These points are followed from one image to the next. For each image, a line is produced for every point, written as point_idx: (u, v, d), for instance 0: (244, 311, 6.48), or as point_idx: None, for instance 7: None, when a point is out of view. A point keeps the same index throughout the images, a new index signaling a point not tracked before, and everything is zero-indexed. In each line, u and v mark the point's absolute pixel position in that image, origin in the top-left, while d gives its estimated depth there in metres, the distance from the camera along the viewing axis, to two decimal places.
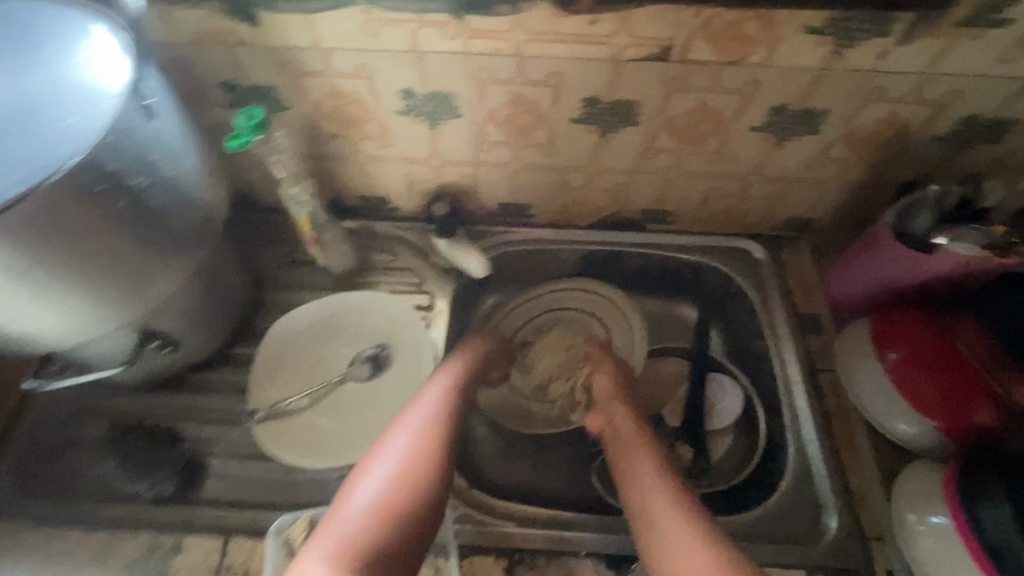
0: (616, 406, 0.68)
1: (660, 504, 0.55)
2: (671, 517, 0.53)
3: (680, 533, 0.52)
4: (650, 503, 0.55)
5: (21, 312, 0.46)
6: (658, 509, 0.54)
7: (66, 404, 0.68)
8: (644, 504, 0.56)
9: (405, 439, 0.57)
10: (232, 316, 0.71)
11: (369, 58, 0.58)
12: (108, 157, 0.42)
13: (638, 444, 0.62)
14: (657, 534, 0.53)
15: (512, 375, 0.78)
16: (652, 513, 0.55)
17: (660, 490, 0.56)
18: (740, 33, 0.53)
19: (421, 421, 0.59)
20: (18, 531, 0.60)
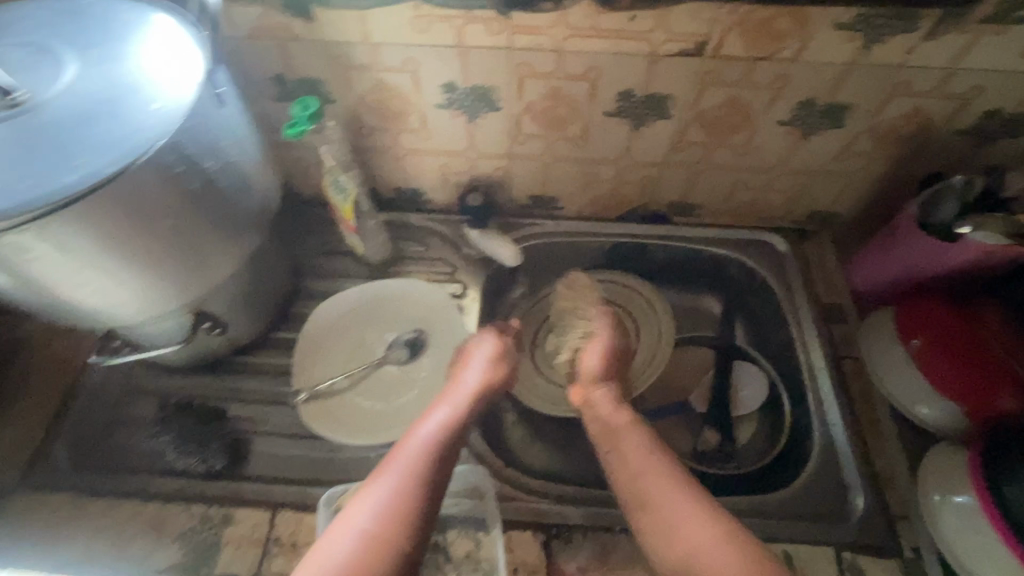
0: (604, 385, 0.68)
1: (654, 487, 0.57)
2: (666, 502, 0.56)
3: (682, 516, 0.55)
4: (645, 486, 0.58)
5: (105, 288, 0.48)
6: (656, 492, 0.57)
7: (117, 384, 0.71)
8: (639, 487, 0.58)
9: (389, 482, 0.55)
10: (274, 301, 0.74)
11: (415, 52, 0.61)
12: (187, 140, 0.45)
13: (624, 427, 0.63)
14: (657, 514, 0.56)
15: (540, 361, 0.81)
16: (649, 495, 0.57)
17: (653, 474, 0.58)
18: (773, 29, 0.56)
19: (406, 461, 0.56)
20: (77, 502, 0.63)
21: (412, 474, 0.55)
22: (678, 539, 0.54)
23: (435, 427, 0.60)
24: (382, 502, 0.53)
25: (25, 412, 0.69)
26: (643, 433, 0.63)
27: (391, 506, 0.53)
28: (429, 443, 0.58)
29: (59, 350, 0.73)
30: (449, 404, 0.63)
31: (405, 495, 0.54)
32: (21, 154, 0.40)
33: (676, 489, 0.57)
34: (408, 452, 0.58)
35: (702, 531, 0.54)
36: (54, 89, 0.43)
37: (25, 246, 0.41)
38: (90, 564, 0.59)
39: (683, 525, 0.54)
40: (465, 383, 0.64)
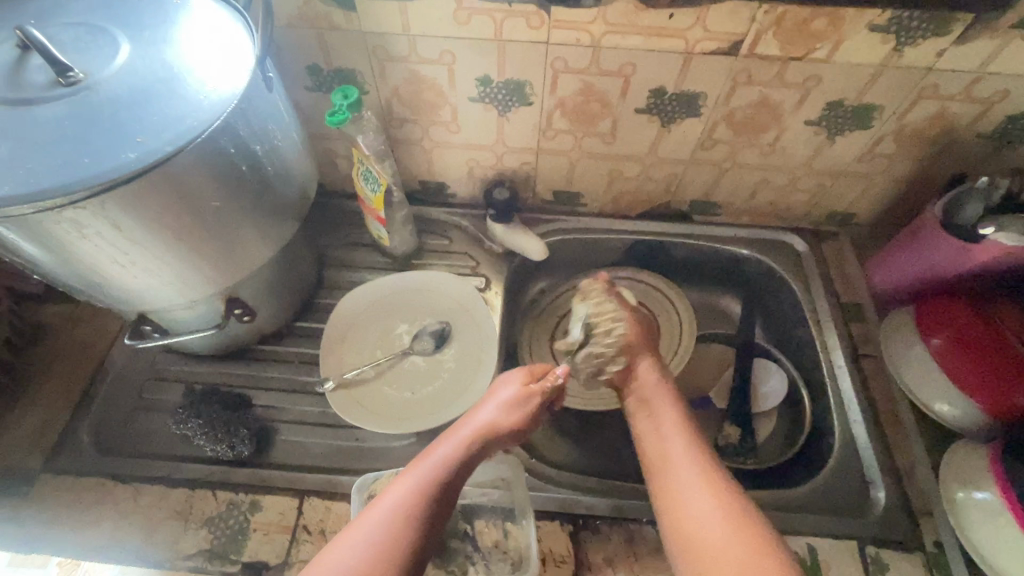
0: (647, 356, 0.66)
1: (673, 455, 0.56)
2: (684, 470, 0.55)
3: (692, 488, 0.53)
4: (665, 451, 0.57)
5: (151, 270, 0.48)
6: (674, 461, 0.56)
7: (143, 370, 0.72)
8: (659, 450, 0.58)
9: (385, 515, 0.50)
10: (301, 291, 0.75)
11: (453, 45, 0.62)
12: (241, 123, 0.46)
13: (659, 390, 0.63)
14: (671, 482, 0.55)
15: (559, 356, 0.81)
16: (667, 460, 0.56)
17: (674, 440, 0.57)
18: (809, 30, 0.57)
19: (417, 483, 0.53)
20: (104, 486, 0.63)
21: (410, 510, 0.51)
22: (684, 508, 0.53)
23: (442, 460, 0.55)
24: (374, 538, 0.49)
25: (52, 396, 0.70)
26: (674, 401, 0.62)
27: (384, 544, 0.49)
28: (433, 477, 0.54)
29: (86, 337, 0.74)
30: (458, 436, 0.58)
31: (400, 531, 0.50)
32: (79, 131, 0.40)
33: (691, 460, 0.55)
34: (409, 482, 0.53)
35: (707, 506, 0.52)
36: (110, 68, 0.43)
37: (82, 222, 0.41)
38: (116, 548, 0.59)
39: (690, 496, 0.53)
40: (481, 416, 0.59)
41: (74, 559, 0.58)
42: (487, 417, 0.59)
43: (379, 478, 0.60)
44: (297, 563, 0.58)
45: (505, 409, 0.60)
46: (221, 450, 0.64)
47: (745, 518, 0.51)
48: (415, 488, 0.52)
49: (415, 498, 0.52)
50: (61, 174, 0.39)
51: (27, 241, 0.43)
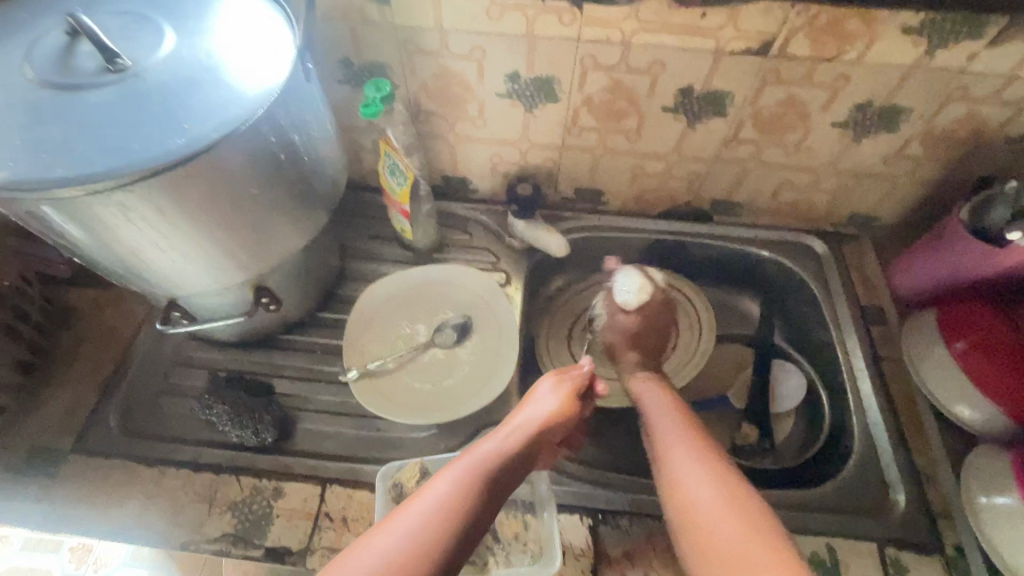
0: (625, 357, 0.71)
1: (665, 448, 0.58)
2: (682, 457, 0.56)
3: (692, 473, 0.54)
4: (660, 445, 0.58)
5: (188, 255, 0.49)
6: (669, 452, 0.57)
7: (168, 356, 0.73)
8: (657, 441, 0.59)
9: (423, 508, 0.48)
10: (324, 281, 0.75)
11: (484, 40, 0.63)
12: (282, 112, 0.47)
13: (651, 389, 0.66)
14: (668, 471, 0.55)
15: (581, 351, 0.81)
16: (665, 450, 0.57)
17: (670, 432, 0.59)
18: (842, 30, 0.57)
19: (469, 470, 0.52)
20: (131, 469, 0.64)
21: (452, 507, 0.49)
22: (684, 495, 0.53)
23: (488, 459, 0.53)
24: (410, 531, 0.47)
25: (80, 380, 0.71)
26: (670, 397, 0.64)
27: (426, 533, 0.47)
28: (476, 475, 0.52)
29: (112, 322, 0.75)
30: (504, 439, 0.56)
31: (441, 528, 0.47)
32: (127, 115, 0.41)
33: (687, 449, 0.56)
34: (450, 478, 0.51)
35: (704, 489, 0.53)
36: (156, 56, 0.44)
37: (128, 206, 0.42)
38: (142, 530, 0.60)
39: (688, 481, 0.54)
40: (525, 419, 0.58)
41: (87, 545, 0.58)
42: (530, 421, 0.58)
43: (402, 468, 0.61)
44: (320, 550, 0.59)
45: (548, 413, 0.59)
46: (246, 436, 0.65)
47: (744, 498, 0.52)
48: (457, 484, 0.50)
49: (458, 494, 0.50)
50: (111, 158, 0.40)
51: (72, 224, 0.44)
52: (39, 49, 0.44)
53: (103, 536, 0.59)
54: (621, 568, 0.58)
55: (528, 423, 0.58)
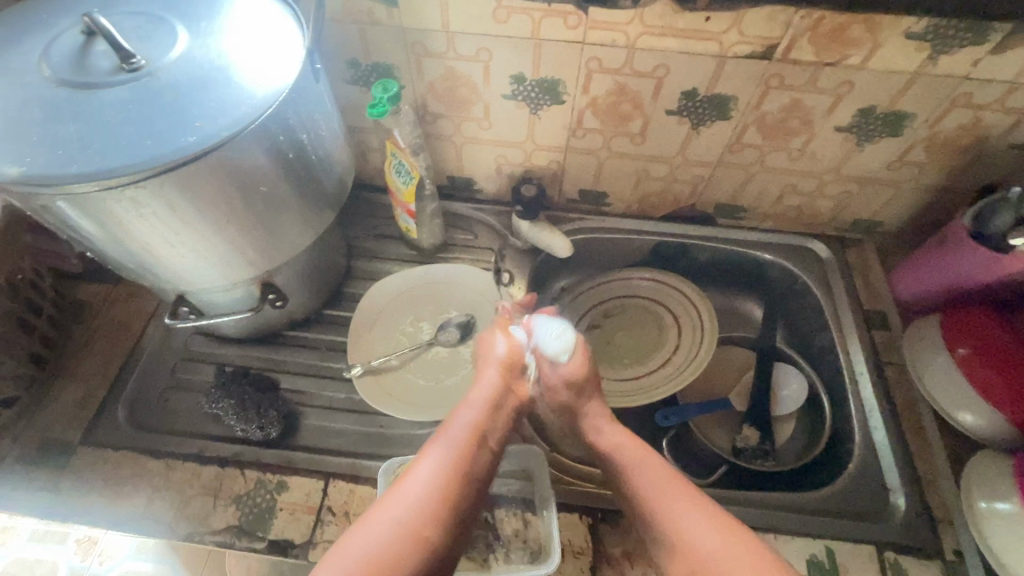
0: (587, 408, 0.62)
1: (650, 496, 0.53)
2: (672, 506, 0.51)
3: (686, 522, 0.50)
4: (643, 496, 0.53)
5: (198, 252, 0.50)
6: (661, 506, 0.52)
7: (177, 351, 0.74)
8: (638, 494, 0.53)
9: (419, 479, 0.50)
10: (330, 280, 0.76)
11: (489, 42, 0.64)
12: (291, 111, 0.48)
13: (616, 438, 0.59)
14: (660, 521, 0.51)
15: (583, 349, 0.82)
16: (650, 501, 0.52)
17: (648, 481, 0.54)
18: (845, 36, 0.58)
19: (461, 428, 0.55)
20: (139, 461, 0.65)
21: (447, 470, 0.51)
22: (692, 554, 0.48)
23: (469, 419, 0.56)
24: (413, 501, 0.48)
25: (90, 373, 0.72)
26: (635, 440, 0.58)
27: (439, 485, 0.50)
28: (461, 437, 0.54)
29: (122, 317, 0.77)
30: (477, 396, 0.59)
31: (442, 491, 0.49)
32: (141, 113, 0.42)
33: (676, 495, 0.52)
34: (438, 446, 0.53)
35: (704, 534, 0.48)
36: (169, 56, 0.45)
37: (140, 202, 0.43)
38: (149, 521, 0.61)
39: (686, 528, 0.49)
40: (490, 373, 0.62)
41: (90, 538, 0.59)
42: (496, 375, 0.61)
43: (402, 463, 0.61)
44: (322, 543, 0.60)
45: (507, 365, 0.63)
46: (251, 430, 0.66)
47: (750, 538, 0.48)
48: (446, 449, 0.53)
49: (456, 452, 0.53)
50: (124, 154, 0.40)
51: (85, 219, 0.45)
52: (55, 49, 0.45)
53: (106, 529, 0.60)
54: (620, 567, 0.58)
55: (496, 377, 0.61)
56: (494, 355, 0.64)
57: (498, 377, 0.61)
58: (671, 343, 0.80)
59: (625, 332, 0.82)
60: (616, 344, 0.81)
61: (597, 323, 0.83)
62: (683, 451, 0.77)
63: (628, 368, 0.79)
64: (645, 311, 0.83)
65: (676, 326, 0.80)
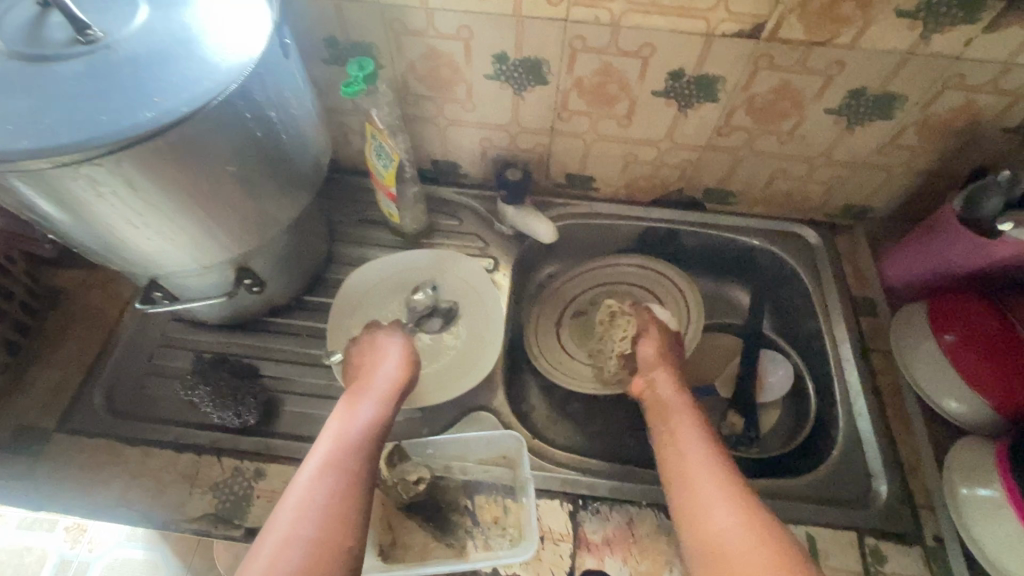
0: (661, 369, 0.67)
1: (688, 472, 0.54)
2: (704, 478, 0.53)
3: (711, 496, 0.51)
4: (680, 473, 0.55)
5: (165, 234, 0.49)
6: (690, 474, 0.54)
7: (154, 337, 0.73)
8: (676, 462, 0.56)
9: (320, 490, 0.49)
10: (310, 266, 0.75)
11: (471, 20, 0.62)
12: (257, 87, 0.46)
13: (677, 404, 0.63)
14: (691, 493, 0.53)
15: (569, 338, 0.81)
16: (685, 470, 0.55)
17: (690, 452, 0.56)
18: (836, 14, 0.56)
19: (350, 422, 0.56)
20: (113, 448, 0.64)
21: (347, 475, 0.51)
22: (706, 523, 0.50)
23: (361, 413, 0.57)
24: (308, 494, 0.49)
25: (64, 359, 0.71)
26: (693, 411, 0.62)
27: (330, 480, 0.50)
28: (355, 439, 0.54)
29: (98, 302, 0.75)
30: (372, 396, 0.60)
31: (346, 497, 0.49)
32: (97, 87, 0.40)
33: (712, 478, 0.53)
34: (332, 454, 0.52)
35: (728, 517, 0.49)
36: (129, 28, 0.43)
37: (98, 180, 0.42)
38: (124, 508, 0.60)
39: (712, 506, 0.50)
40: (384, 372, 0.63)
41: (80, 525, 0.58)
42: (392, 373, 0.63)
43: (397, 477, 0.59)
44: None
45: (402, 363, 0.65)
46: (228, 417, 0.65)
47: (776, 533, 0.48)
48: (340, 455, 0.52)
49: (347, 444, 0.54)
50: (77, 130, 0.39)
51: (43, 199, 0.43)
52: (10, 19, 0.43)
53: (80, 515, 0.59)
54: (600, 554, 0.58)
55: (389, 372, 0.63)
56: (384, 357, 0.65)
57: (395, 375, 0.63)
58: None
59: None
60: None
61: (583, 309, 0.82)
62: None
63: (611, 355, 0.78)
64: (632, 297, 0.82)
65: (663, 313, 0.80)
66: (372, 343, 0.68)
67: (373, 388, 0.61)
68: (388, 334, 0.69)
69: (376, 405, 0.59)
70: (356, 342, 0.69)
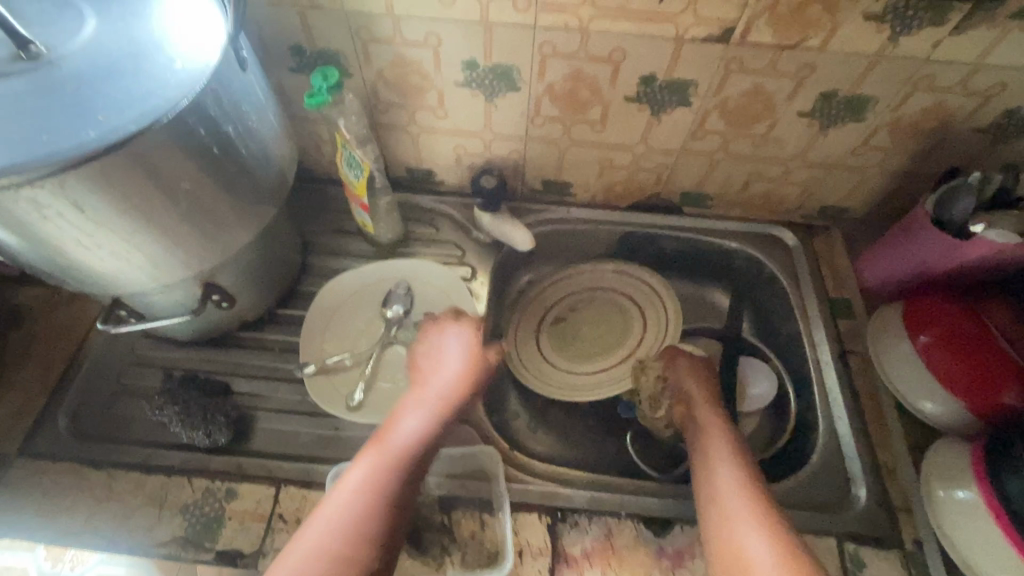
0: (698, 394, 0.67)
1: (723, 495, 0.55)
2: (739, 505, 0.54)
3: (746, 523, 0.52)
4: (715, 496, 0.55)
5: (119, 254, 0.47)
6: (727, 498, 0.55)
7: (121, 355, 0.71)
8: (713, 485, 0.56)
9: (356, 504, 0.50)
10: (283, 278, 0.73)
11: (438, 27, 0.60)
12: (211, 101, 0.45)
13: (716, 423, 0.63)
14: (724, 519, 0.53)
15: (545, 344, 0.80)
16: (720, 493, 0.55)
17: (727, 475, 0.57)
18: (804, 17, 0.56)
19: (406, 433, 0.57)
20: (79, 472, 0.62)
21: (390, 491, 0.51)
22: (741, 554, 0.50)
23: (415, 423, 0.58)
24: (352, 503, 0.50)
25: (28, 381, 0.69)
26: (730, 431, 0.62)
27: (372, 493, 0.51)
28: (405, 451, 0.55)
29: (63, 321, 0.73)
30: (423, 406, 0.60)
31: (382, 513, 0.50)
32: (39, 105, 0.39)
33: (749, 508, 0.53)
34: (378, 464, 0.53)
35: (762, 548, 0.50)
36: (75, 42, 0.42)
37: (42, 202, 0.40)
38: (90, 534, 0.58)
39: (746, 536, 0.51)
40: (444, 380, 0.63)
41: (60, 543, 0.58)
42: (450, 383, 0.63)
43: None
44: (271, 553, 0.57)
45: (466, 373, 0.64)
46: (197, 436, 0.63)
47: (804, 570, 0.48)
48: (387, 467, 0.53)
49: (397, 455, 0.54)
50: (15, 150, 0.37)
51: None
52: None
53: (44, 543, 0.57)
54: (579, 568, 0.57)
55: (449, 381, 0.63)
56: (445, 362, 0.65)
57: (453, 386, 0.62)
58: (634, 335, 0.78)
59: (589, 325, 0.81)
60: (580, 337, 0.80)
61: (562, 316, 0.82)
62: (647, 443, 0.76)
63: (585, 361, 0.78)
64: (605, 301, 0.82)
65: (641, 318, 0.79)
66: (439, 341, 0.67)
67: (431, 398, 0.61)
68: (452, 335, 0.67)
69: (430, 417, 0.59)
70: (423, 333, 0.68)
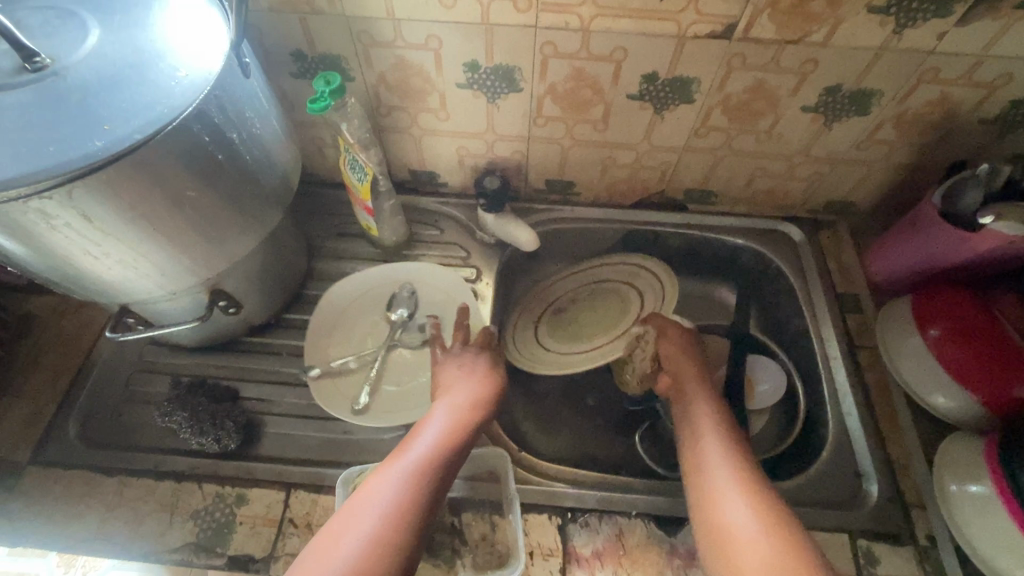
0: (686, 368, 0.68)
1: (706, 462, 0.56)
2: (720, 470, 0.55)
3: (725, 487, 0.54)
4: (698, 464, 0.57)
5: (127, 261, 0.48)
6: (708, 465, 0.56)
7: (130, 362, 0.71)
8: (697, 454, 0.58)
9: (383, 499, 0.51)
10: (288, 283, 0.74)
11: (439, 29, 0.60)
12: (214, 109, 0.45)
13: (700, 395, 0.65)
14: (704, 483, 0.55)
15: (545, 334, 0.78)
16: (703, 461, 0.57)
17: (710, 444, 0.58)
18: (807, 12, 0.55)
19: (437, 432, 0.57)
20: (90, 479, 0.63)
21: (421, 486, 0.52)
22: (720, 515, 0.52)
23: (444, 424, 0.58)
24: (384, 495, 0.51)
25: (38, 389, 0.69)
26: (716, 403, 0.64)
27: (404, 489, 0.51)
28: (437, 450, 0.55)
29: (72, 329, 0.73)
30: (447, 411, 0.60)
31: (411, 504, 0.51)
32: (44, 117, 0.39)
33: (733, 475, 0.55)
34: (410, 460, 0.54)
35: (740, 509, 0.51)
36: (79, 53, 0.42)
37: (49, 212, 0.40)
38: (102, 541, 0.59)
39: (724, 498, 0.53)
40: (470, 382, 0.64)
41: (72, 549, 0.58)
42: (478, 387, 0.63)
43: (363, 472, 0.61)
44: (282, 557, 0.58)
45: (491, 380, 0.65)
46: (207, 442, 0.63)
47: (782, 528, 0.49)
48: (419, 464, 0.54)
49: (429, 453, 0.55)
50: (21, 162, 0.37)
51: None
52: None
53: (56, 551, 0.58)
54: (590, 568, 0.57)
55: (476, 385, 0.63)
56: (472, 367, 0.66)
57: (480, 389, 0.63)
58: (630, 312, 0.75)
59: (590, 313, 0.79)
60: (580, 324, 0.78)
61: (562, 307, 0.81)
62: (656, 442, 0.76)
63: (580, 343, 0.75)
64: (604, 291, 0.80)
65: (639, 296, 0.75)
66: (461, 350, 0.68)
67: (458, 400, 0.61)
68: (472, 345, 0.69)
69: (456, 417, 0.60)
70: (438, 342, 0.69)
